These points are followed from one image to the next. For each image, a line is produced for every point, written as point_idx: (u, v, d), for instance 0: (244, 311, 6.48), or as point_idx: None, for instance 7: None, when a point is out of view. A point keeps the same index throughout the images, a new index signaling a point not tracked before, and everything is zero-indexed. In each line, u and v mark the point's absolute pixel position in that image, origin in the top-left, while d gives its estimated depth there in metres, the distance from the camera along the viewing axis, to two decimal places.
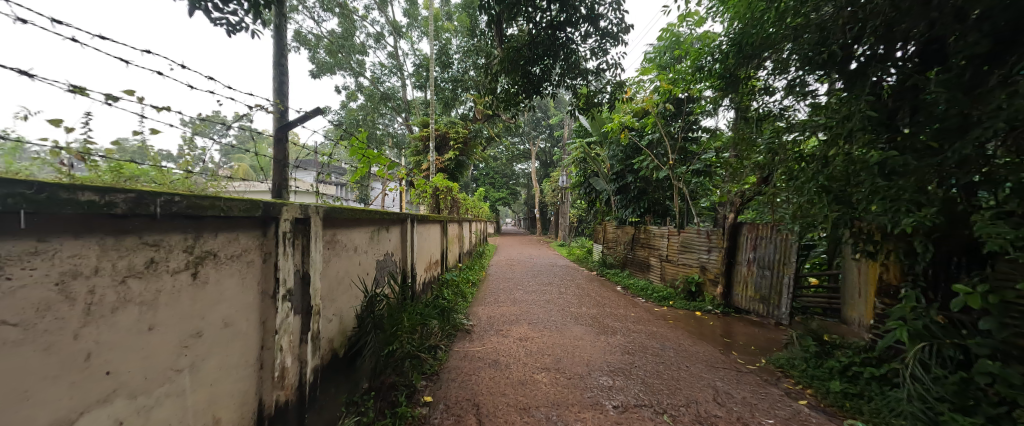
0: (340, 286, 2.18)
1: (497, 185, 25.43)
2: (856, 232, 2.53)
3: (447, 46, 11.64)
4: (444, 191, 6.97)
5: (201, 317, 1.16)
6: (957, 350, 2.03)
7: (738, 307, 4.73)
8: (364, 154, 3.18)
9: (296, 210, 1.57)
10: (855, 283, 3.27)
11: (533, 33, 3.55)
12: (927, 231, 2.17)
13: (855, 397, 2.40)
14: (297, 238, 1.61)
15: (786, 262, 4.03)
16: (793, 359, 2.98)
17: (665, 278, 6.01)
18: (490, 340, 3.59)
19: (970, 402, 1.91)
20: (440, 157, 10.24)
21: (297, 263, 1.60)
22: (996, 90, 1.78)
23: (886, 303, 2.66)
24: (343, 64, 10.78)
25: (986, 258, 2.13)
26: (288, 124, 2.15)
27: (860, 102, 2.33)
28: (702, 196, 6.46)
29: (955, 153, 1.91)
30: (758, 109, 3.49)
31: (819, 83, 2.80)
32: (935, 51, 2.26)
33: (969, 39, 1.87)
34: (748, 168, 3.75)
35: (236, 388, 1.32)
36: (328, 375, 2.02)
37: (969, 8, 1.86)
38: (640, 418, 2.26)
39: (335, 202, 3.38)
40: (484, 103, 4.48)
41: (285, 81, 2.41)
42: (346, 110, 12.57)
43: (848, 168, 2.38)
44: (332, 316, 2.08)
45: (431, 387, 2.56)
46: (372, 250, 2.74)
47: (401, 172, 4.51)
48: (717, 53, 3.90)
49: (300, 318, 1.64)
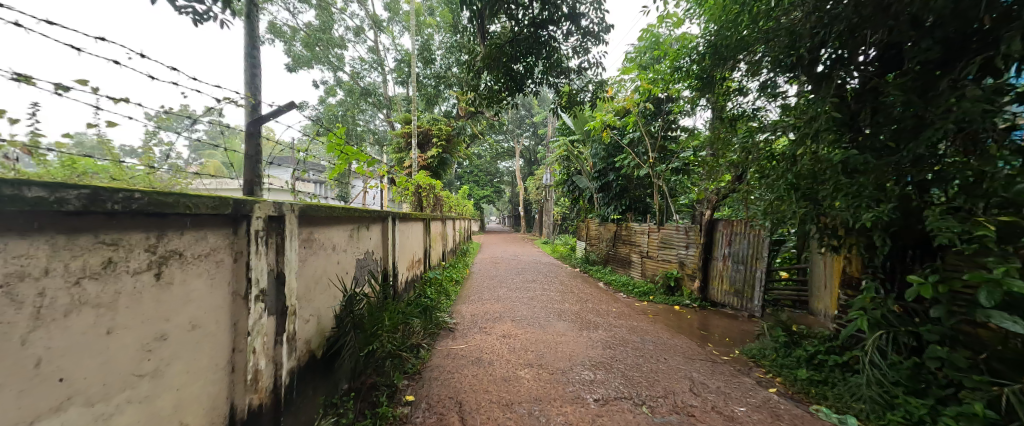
0: (317, 285, 2.13)
1: (481, 184, 25.24)
2: (821, 227, 2.64)
3: (430, 41, 11.46)
4: (426, 189, 6.88)
5: (166, 320, 1.11)
6: (911, 337, 2.16)
7: (714, 301, 4.89)
8: (342, 150, 3.12)
9: (269, 208, 1.51)
10: (822, 276, 3.46)
11: (516, 31, 3.54)
12: (885, 226, 2.27)
13: (820, 383, 2.53)
14: (270, 237, 1.55)
15: (758, 257, 4.20)
16: (764, 349, 3.13)
17: (646, 274, 6.15)
18: (473, 337, 3.59)
19: (921, 385, 2.06)
20: (423, 154, 10.11)
21: (271, 263, 1.55)
22: (947, 94, 1.92)
23: (849, 294, 2.82)
24: (321, 58, 10.46)
25: (934, 251, 2.26)
26: (260, 119, 2.07)
27: (825, 103, 2.45)
28: (682, 193, 6.63)
29: (910, 153, 2.05)
30: (733, 110, 3.72)
31: (790, 85, 3.01)
32: (894, 56, 2.37)
33: (922, 46, 2.01)
34: (724, 166, 3.95)
35: (205, 392, 1.27)
36: (305, 377, 1.97)
37: (924, 15, 1.97)
38: (620, 410, 2.31)
39: (312, 199, 3.28)
40: (467, 100, 4.45)
41: (257, 73, 2.31)
42: (324, 105, 12.17)
43: (814, 167, 2.50)
44: (309, 317, 2.03)
45: (413, 386, 2.54)
46: (351, 249, 2.69)
47: (382, 168, 4.44)
48: (694, 54, 4.02)
49: (275, 319, 1.59)
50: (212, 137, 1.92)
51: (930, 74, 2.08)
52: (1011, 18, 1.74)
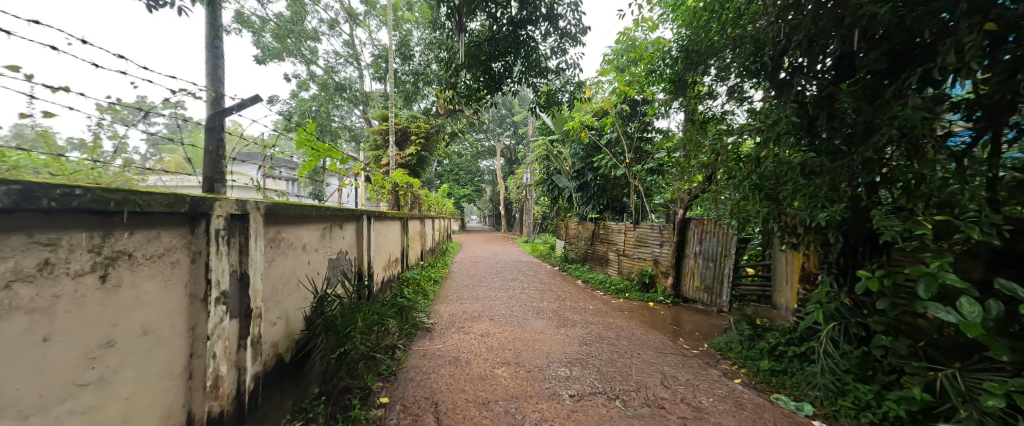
0: (286, 286, 2.05)
1: (461, 182, 24.99)
2: (783, 226, 2.79)
3: (408, 37, 11.22)
4: (404, 187, 6.76)
5: (113, 325, 1.04)
6: (860, 328, 2.33)
7: (686, 297, 5.08)
8: (313, 146, 3.02)
9: (231, 205, 1.43)
10: (785, 272, 3.69)
11: (495, 30, 3.54)
12: (839, 224, 2.43)
13: (780, 373, 2.68)
14: (233, 236, 1.48)
15: (726, 254, 4.40)
16: (731, 342, 3.28)
17: (623, 272, 6.31)
18: (451, 337, 3.56)
19: (868, 372, 2.22)
20: (401, 152, 9.92)
21: (234, 264, 1.47)
22: (892, 101, 2.07)
23: (807, 288, 3.00)
24: (293, 51, 10.04)
25: (881, 247, 2.44)
26: (223, 112, 1.98)
27: (786, 108, 2.59)
28: (656, 193, 6.83)
29: (860, 156, 2.20)
30: (704, 113, 3.86)
31: (755, 90, 3.14)
32: (849, 64, 2.49)
33: (871, 57, 2.16)
34: (696, 167, 4.10)
35: (159, 401, 1.20)
36: (272, 382, 1.90)
37: (873, 28, 2.12)
38: (594, 404, 2.36)
39: (281, 198, 3.16)
40: (445, 98, 4.41)
41: (219, 64, 2.20)
42: (296, 99, 11.69)
43: (776, 168, 2.64)
44: (276, 319, 1.96)
45: (388, 388, 2.49)
46: (323, 248, 2.60)
47: (357, 166, 4.33)
48: (667, 58, 4.14)
49: (238, 323, 1.52)
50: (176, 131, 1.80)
51: (878, 82, 2.23)
52: (945, 34, 1.87)
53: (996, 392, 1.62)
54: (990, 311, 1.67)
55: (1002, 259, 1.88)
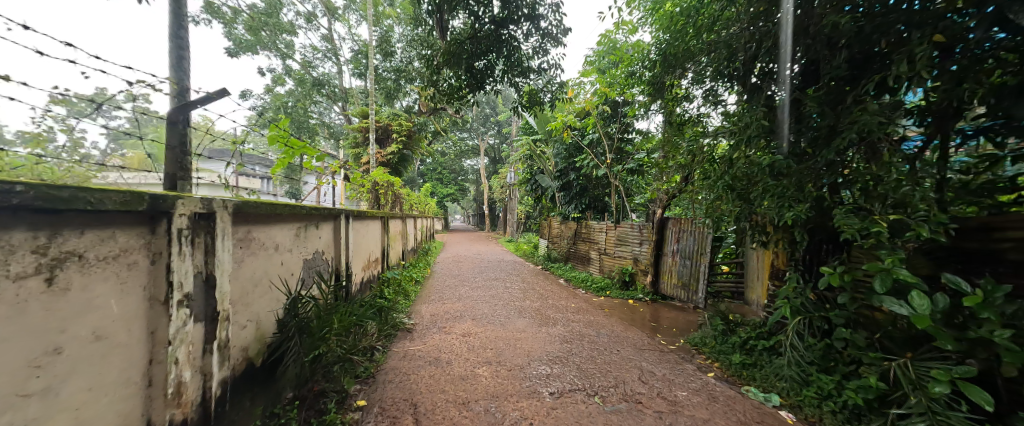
0: (256, 288, 1.97)
1: (444, 181, 24.72)
2: (754, 225, 2.91)
3: (390, 33, 11.01)
4: (384, 186, 6.63)
5: (62, 331, 0.98)
6: (823, 321, 2.46)
7: (664, 294, 5.22)
8: (287, 143, 2.91)
9: (195, 203, 1.37)
10: (756, 269, 3.84)
11: (476, 28, 3.54)
12: (804, 223, 2.55)
13: (750, 366, 2.80)
14: (198, 236, 1.41)
15: (702, 252, 4.54)
16: (705, 337, 3.39)
17: (604, 270, 6.42)
18: (432, 337, 3.53)
19: (830, 363, 2.34)
20: (381, 150, 9.74)
21: (199, 265, 1.41)
22: (851, 107, 2.19)
23: (776, 284, 3.14)
24: (267, 44, 9.67)
25: (843, 245, 2.57)
26: (187, 106, 1.88)
27: (757, 112, 2.70)
28: (637, 193, 6.97)
29: (824, 159, 2.32)
30: (682, 115, 3.97)
31: (729, 94, 3.25)
32: (813, 71, 2.64)
33: (834, 64, 2.27)
34: (673, 168, 4.21)
35: (113, 411, 1.14)
36: (242, 387, 1.83)
37: (836, 37, 2.23)
38: (574, 401, 2.39)
39: (252, 196, 3.03)
40: (427, 96, 4.36)
41: (184, 55, 2.09)
42: (271, 94, 11.27)
43: (748, 169, 2.75)
44: (246, 322, 1.88)
45: (365, 390, 2.44)
46: (298, 248, 2.53)
47: (335, 164, 4.22)
48: (646, 61, 4.24)
49: (204, 326, 1.45)
50: (141, 126, 1.72)
51: (840, 89, 2.35)
52: (900, 44, 1.98)
53: (942, 379, 1.73)
54: (938, 303, 1.79)
55: (948, 254, 2.02)
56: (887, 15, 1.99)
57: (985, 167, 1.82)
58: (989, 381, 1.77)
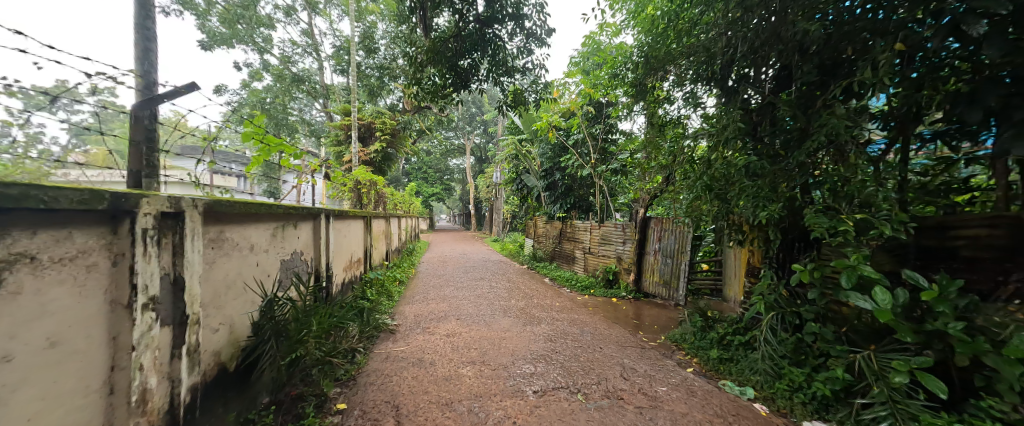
0: (229, 290, 1.90)
1: (429, 180, 24.45)
2: (731, 224, 3.00)
3: (373, 29, 10.80)
4: (367, 185, 6.51)
5: (10, 337, 0.93)
6: (795, 316, 2.55)
7: (646, 292, 5.32)
8: (263, 140, 2.82)
9: (162, 202, 1.31)
10: (734, 267, 3.96)
11: (460, 26, 3.52)
12: (778, 222, 2.64)
13: (727, 360, 2.88)
14: (165, 236, 1.34)
15: (682, 251, 4.65)
16: (685, 333, 3.48)
17: (588, 269, 6.49)
18: (415, 338, 3.49)
19: (801, 356, 2.44)
20: (364, 148, 9.55)
21: (166, 266, 1.35)
22: (820, 111, 2.28)
23: (752, 281, 3.25)
24: (243, 37, 9.33)
25: (813, 243, 2.68)
26: (153, 100, 1.79)
27: (733, 115, 2.78)
28: (620, 193, 7.08)
29: (795, 160, 2.41)
30: (663, 116, 4.05)
31: (708, 97, 3.32)
32: (785, 76, 2.69)
33: (805, 69, 2.36)
34: (655, 168, 4.30)
35: (71, 422, 1.08)
36: (213, 393, 1.76)
37: (808, 43, 2.32)
38: (557, 399, 2.41)
39: (225, 194, 2.91)
40: (410, 94, 4.30)
41: (151, 47, 1.99)
42: (247, 90, 10.88)
43: (725, 170, 2.84)
44: (217, 326, 1.81)
45: (346, 394, 2.39)
46: (274, 248, 2.45)
47: (315, 162, 4.12)
48: (629, 63, 4.31)
49: (171, 330, 1.39)
50: (104, 121, 1.63)
51: (811, 93, 2.45)
52: (865, 51, 2.08)
53: (902, 369, 1.85)
54: (899, 298, 1.89)
55: (910, 251, 2.12)
56: (853, 23, 2.09)
57: (941, 169, 1.99)
58: (944, 370, 1.88)
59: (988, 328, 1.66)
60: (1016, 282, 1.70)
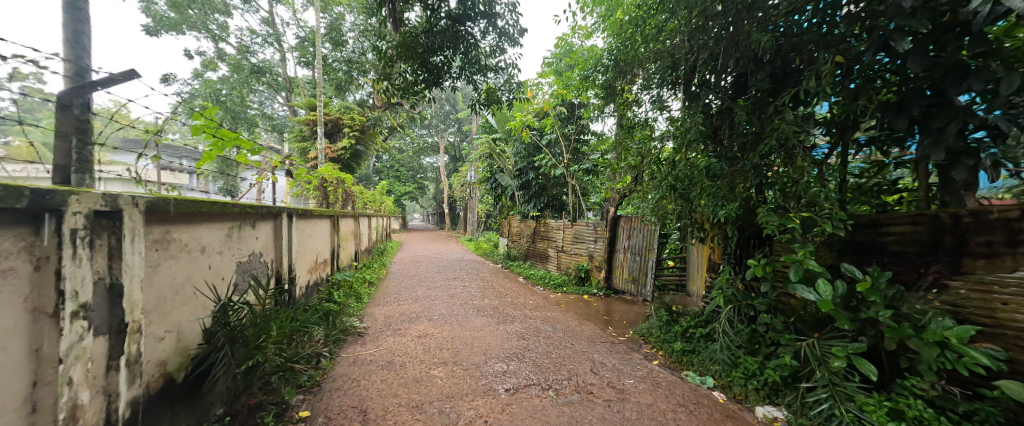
0: (177, 294, 1.77)
1: (401, 179, 23.87)
2: (693, 222, 3.16)
3: (340, 21, 10.36)
4: (333, 183, 6.25)
5: None
6: (750, 309, 2.73)
7: (616, 288, 5.48)
8: (219, 135, 2.64)
9: (95, 200, 1.19)
10: (697, 263, 4.15)
11: (432, 22, 3.47)
12: (735, 220, 2.81)
13: (689, 352, 3.03)
14: (100, 237, 1.23)
15: (650, 248, 4.82)
16: (651, 327, 3.62)
17: (561, 267, 6.60)
18: (385, 340, 3.40)
19: (755, 346, 2.61)
20: (331, 145, 9.17)
21: (101, 270, 1.23)
22: (772, 116, 2.45)
23: (712, 276, 3.43)
24: (195, 23, 8.66)
25: (766, 240, 2.87)
26: (86, 88, 1.63)
27: (695, 118, 2.92)
28: (592, 192, 7.24)
29: (750, 163, 2.56)
30: (632, 118, 4.18)
31: (673, 101, 3.43)
32: (742, 83, 2.86)
33: (759, 77, 2.52)
34: (624, 168, 4.43)
35: None
36: (158, 406, 1.63)
37: (762, 53, 2.48)
38: (528, 396, 2.43)
39: (170, 192, 2.69)
40: (380, 89, 4.18)
41: (82, 30, 1.81)
42: (200, 80, 10.11)
43: (688, 171, 2.98)
44: (163, 334, 1.68)
45: (309, 400, 2.29)
46: (229, 250, 2.31)
47: (277, 158, 3.91)
48: (600, 66, 4.42)
49: (108, 340, 1.28)
50: (28, 109, 1.47)
51: (764, 100, 2.61)
52: (811, 62, 2.25)
53: (840, 354, 2.01)
54: (838, 290, 2.06)
55: (850, 247, 2.27)
56: (802, 36, 2.27)
57: (875, 172, 2.25)
58: (875, 354, 2.07)
59: (911, 315, 1.86)
60: (935, 273, 1.92)
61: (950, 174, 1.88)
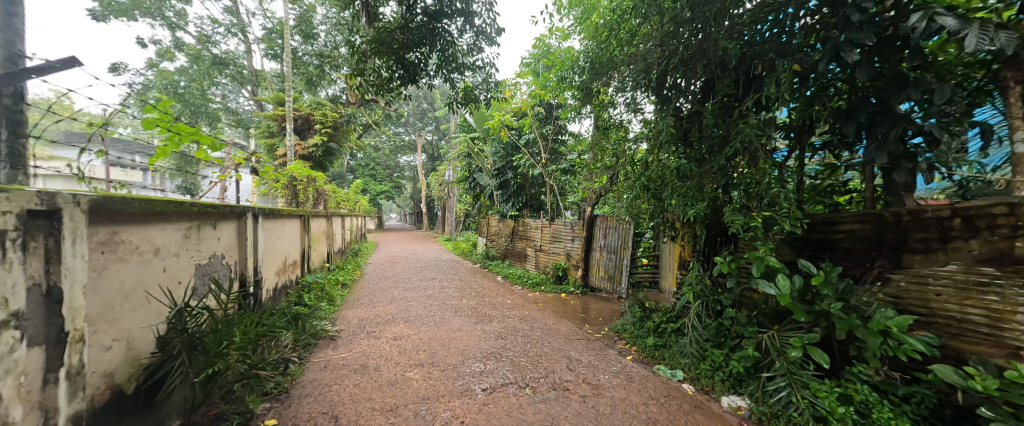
0: (126, 300, 1.64)
1: (377, 178, 23.27)
2: (665, 221, 3.26)
3: (311, 13, 9.96)
4: (303, 181, 6.01)
5: None
6: (717, 304, 2.85)
7: (593, 286, 5.58)
8: (177, 131, 2.49)
9: (29, 198, 1.09)
10: (669, 261, 4.30)
11: (407, 18, 3.41)
12: (703, 219, 2.92)
13: (661, 346, 3.14)
14: (36, 239, 1.13)
15: (625, 246, 4.95)
16: (625, 324, 3.72)
17: (539, 266, 6.65)
18: (359, 344, 3.30)
19: (721, 339, 2.73)
20: (301, 142, 8.80)
21: (37, 274, 1.13)
22: (737, 120, 2.56)
23: (683, 273, 3.56)
24: (149, 9, 8.06)
25: (732, 238, 2.99)
26: (17, 76, 1.49)
27: (666, 121, 3.02)
28: (570, 192, 7.34)
29: (717, 165, 2.68)
30: (608, 119, 4.27)
31: (646, 103, 3.54)
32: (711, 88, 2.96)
33: (725, 82, 2.63)
34: (600, 169, 4.52)
35: None
36: (104, 420, 1.51)
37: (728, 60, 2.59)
38: (505, 395, 2.43)
39: (118, 190, 2.50)
40: (353, 85, 4.07)
41: (15, 13, 1.65)
42: (154, 70, 9.42)
43: (660, 172, 3.07)
44: (110, 342, 1.56)
45: (276, 408, 2.20)
46: (187, 252, 2.17)
47: (241, 155, 3.71)
48: (577, 67, 4.48)
49: (46, 350, 1.17)
50: None
51: (730, 104, 2.73)
52: (772, 69, 2.38)
53: (797, 345, 2.14)
54: (796, 284, 2.18)
55: (805, 244, 2.46)
56: (765, 44, 2.39)
57: (828, 174, 2.42)
58: (828, 344, 2.22)
59: (858, 306, 2.01)
60: (879, 267, 2.08)
61: (892, 176, 2.04)
